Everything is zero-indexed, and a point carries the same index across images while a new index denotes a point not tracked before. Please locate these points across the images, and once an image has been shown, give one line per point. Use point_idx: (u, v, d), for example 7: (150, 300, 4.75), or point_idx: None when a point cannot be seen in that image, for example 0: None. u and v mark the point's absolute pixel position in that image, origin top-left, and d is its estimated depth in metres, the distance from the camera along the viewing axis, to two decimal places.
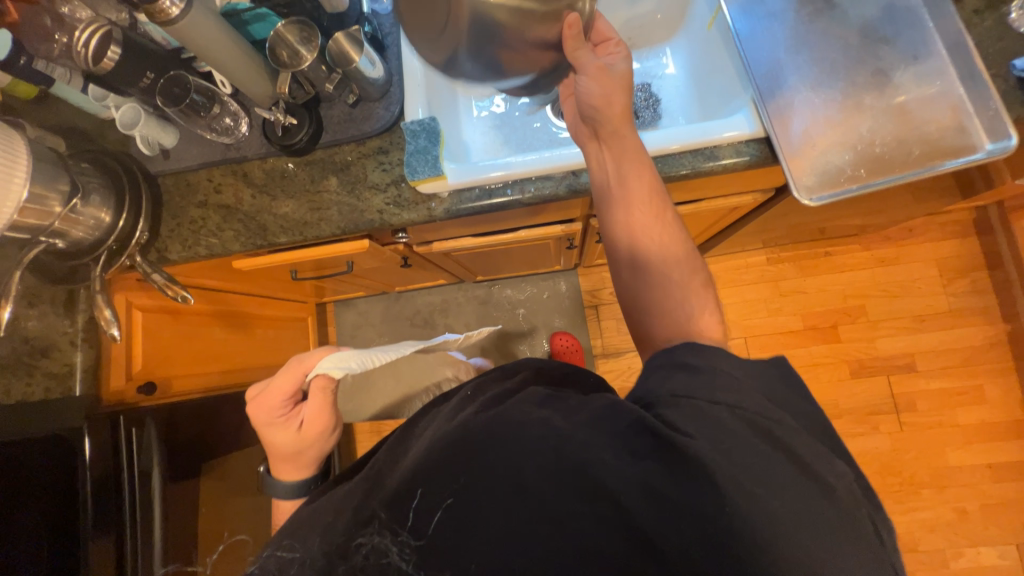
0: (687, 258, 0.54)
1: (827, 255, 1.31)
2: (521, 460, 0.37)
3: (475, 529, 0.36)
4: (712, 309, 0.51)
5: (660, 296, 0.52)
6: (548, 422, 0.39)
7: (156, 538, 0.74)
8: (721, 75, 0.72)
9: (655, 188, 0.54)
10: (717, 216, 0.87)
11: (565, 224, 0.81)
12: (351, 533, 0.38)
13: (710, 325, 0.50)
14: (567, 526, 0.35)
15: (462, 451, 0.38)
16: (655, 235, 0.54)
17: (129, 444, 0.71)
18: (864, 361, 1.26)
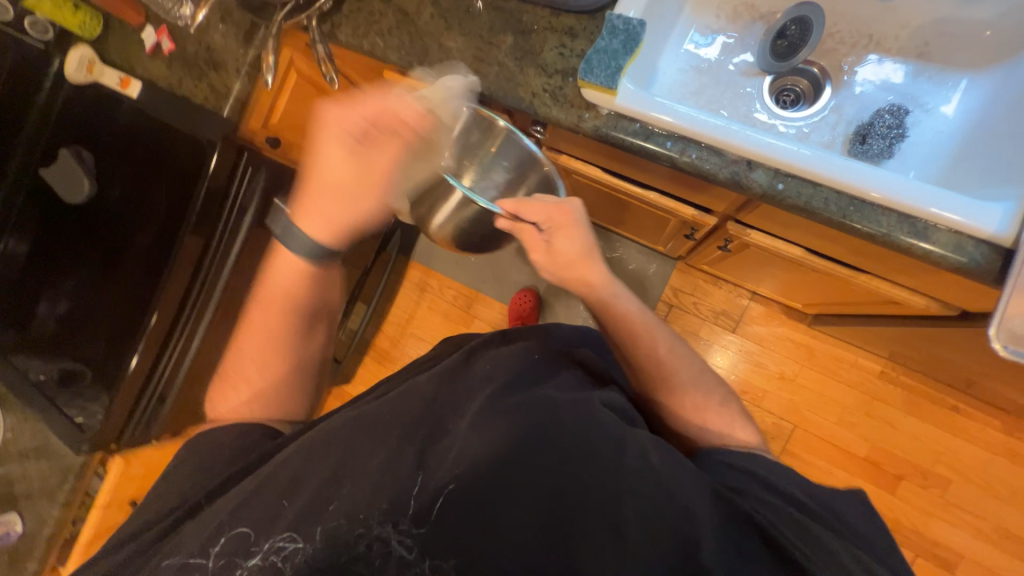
0: (707, 380, 0.62)
1: (952, 410, 1.08)
2: (569, 464, 0.52)
3: (513, 511, 0.50)
4: (743, 426, 0.59)
5: (680, 418, 0.61)
6: (609, 437, 0.54)
7: (226, 269, 0.84)
8: (1013, 147, 0.54)
9: (640, 324, 0.62)
10: (867, 298, 0.73)
11: (697, 212, 0.72)
12: (387, 515, 0.49)
13: (743, 438, 0.58)
14: (630, 538, 0.49)
15: (493, 435, 0.53)
16: (669, 376, 0.61)
17: (240, 176, 0.81)
18: (903, 528, 1.09)
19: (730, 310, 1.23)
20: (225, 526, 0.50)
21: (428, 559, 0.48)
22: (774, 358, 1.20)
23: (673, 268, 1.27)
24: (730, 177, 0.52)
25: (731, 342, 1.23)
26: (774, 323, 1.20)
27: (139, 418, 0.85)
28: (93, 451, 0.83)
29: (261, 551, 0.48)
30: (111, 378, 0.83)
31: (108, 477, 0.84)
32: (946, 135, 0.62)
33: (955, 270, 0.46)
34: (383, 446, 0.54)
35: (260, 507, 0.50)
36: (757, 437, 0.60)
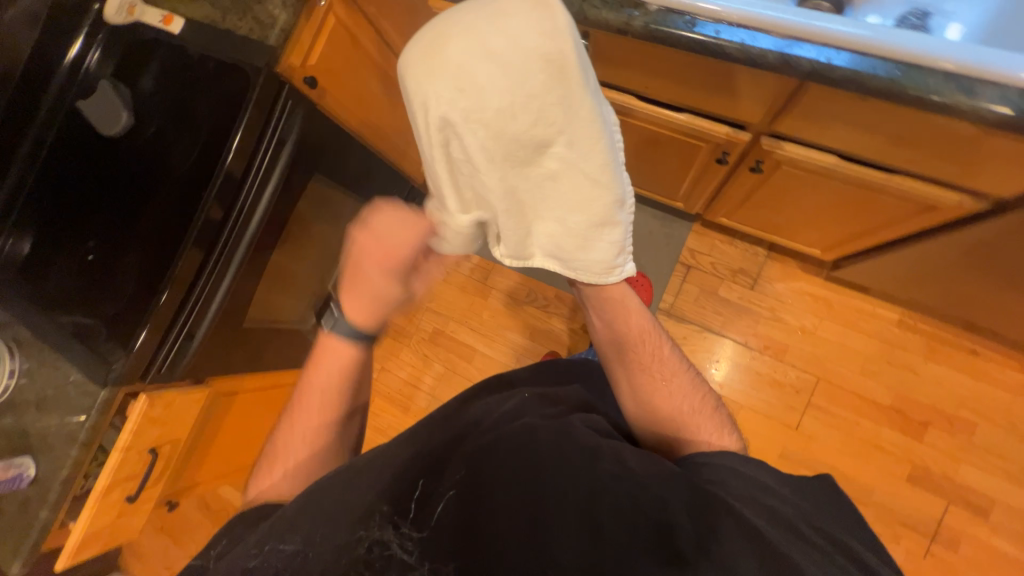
0: (700, 392, 0.65)
1: (970, 354, 1.11)
2: (552, 471, 0.52)
3: (500, 515, 0.49)
4: (728, 432, 0.61)
5: (674, 425, 0.61)
6: (592, 452, 0.54)
7: (262, 202, 0.84)
8: None
9: (642, 331, 0.66)
10: (896, 208, 0.76)
11: (729, 129, 0.75)
12: (357, 529, 0.49)
13: (731, 445, 0.59)
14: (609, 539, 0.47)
15: (473, 451, 0.56)
16: (665, 384, 0.63)
17: (280, 113, 0.84)
18: (932, 474, 1.09)
19: (746, 267, 1.26)
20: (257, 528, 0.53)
21: (428, 562, 0.46)
22: (793, 312, 1.21)
23: (689, 228, 1.29)
24: (778, 59, 0.55)
25: (750, 298, 1.24)
26: (791, 278, 1.23)
27: (167, 352, 0.83)
28: (119, 385, 0.79)
29: (261, 554, 0.49)
30: (134, 311, 0.77)
31: (129, 420, 0.81)
32: None
33: (1001, 124, 0.49)
34: (378, 466, 0.55)
35: (291, 508, 0.53)
36: (741, 444, 0.61)
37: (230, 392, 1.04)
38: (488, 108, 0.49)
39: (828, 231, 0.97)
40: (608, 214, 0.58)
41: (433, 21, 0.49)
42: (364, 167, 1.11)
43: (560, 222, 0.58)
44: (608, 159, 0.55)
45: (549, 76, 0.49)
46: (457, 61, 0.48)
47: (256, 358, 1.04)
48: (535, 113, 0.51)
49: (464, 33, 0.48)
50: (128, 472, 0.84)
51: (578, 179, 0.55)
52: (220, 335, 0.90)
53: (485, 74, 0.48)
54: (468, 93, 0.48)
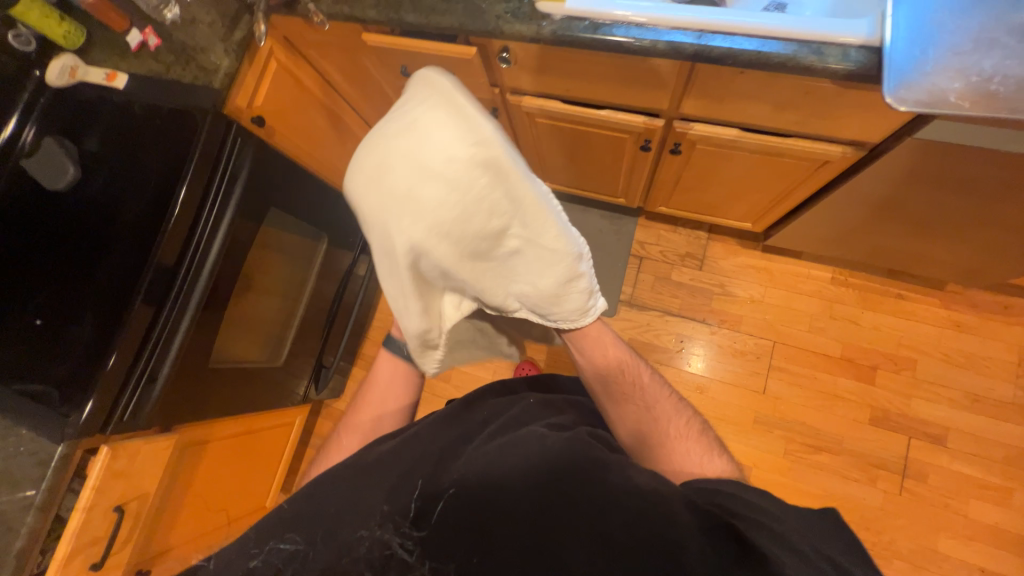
0: (685, 414, 0.67)
1: (898, 298, 1.23)
2: (562, 479, 0.53)
3: (500, 517, 0.51)
4: (717, 456, 0.62)
5: (667, 455, 0.63)
6: (602, 460, 0.55)
7: (219, 233, 0.86)
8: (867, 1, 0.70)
9: (620, 359, 0.70)
10: (798, 169, 0.87)
11: (645, 118, 0.85)
12: (357, 528, 0.53)
13: (726, 467, 0.61)
14: (611, 548, 0.48)
15: (482, 453, 0.58)
16: (652, 413, 0.66)
17: (229, 151, 0.87)
18: (891, 414, 1.17)
19: (693, 251, 1.35)
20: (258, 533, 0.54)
21: (428, 561, 0.50)
22: (741, 285, 1.31)
23: (636, 223, 1.39)
24: (668, 47, 0.65)
25: (701, 278, 1.33)
26: (734, 254, 1.33)
27: (129, 399, 0.80)
28: (79, 439, 0.75)
29: (261, 553, 0.52)
30: (94, 360, 0.77)
31: (90, 476, 0.78)
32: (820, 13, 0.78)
33: (848, 76, 0.59)
34: (389, 467, 0.59)
35: (294, 508, 0.56)
36: (734, 466, 0.62)
37: (200, 441, 1.00)
38: (436, 212, 0.53)
39: (752, 202, 1.08)
40: (571, 271, 0.60)
41: (375, 142, 0.56)
42: (321, 200, 1.15)
43: (531, 291, 0.61)
44: (558, 224, 0.58)
45: (486, 176, 0.53)
46: (399, 189, 0.53)
47: (226, 402, 1.02)
48: (480, 204, 0.54)
49: (398, 163, 0.54)
50: (92, 536, 0.79)
51: (540, 251, 0.58)
52: (186, 377, 0.88)
53: (426, 195, 0.53)
54: (418, 211, 0.54)
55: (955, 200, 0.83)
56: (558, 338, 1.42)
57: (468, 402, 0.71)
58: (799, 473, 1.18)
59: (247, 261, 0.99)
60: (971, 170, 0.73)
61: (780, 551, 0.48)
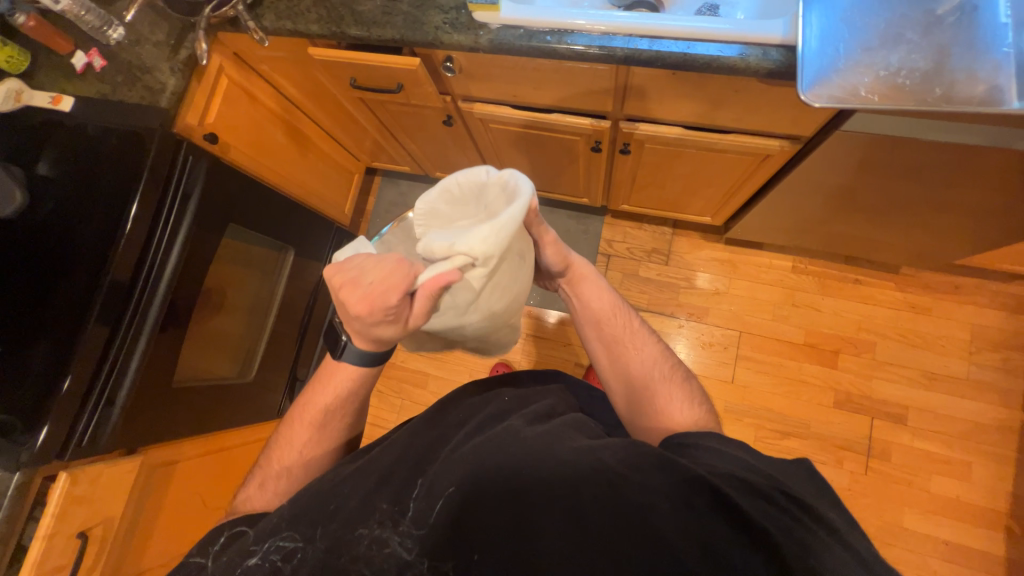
0: (670, 360, 0.67)
1: (855, 283, 1.27)
2: (537, 464, 0.50)
3: (487, 505, 0.49)
4: (697, 404, 0.62)
5: (649, 403, 0.62)
6: (583, 445, 0.52)
7: (176, 243, 0.86)
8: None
9: (612, 303, 0.69)
10: (744, 163, 0.91)
11: (593, 120, 0.88)
12: (354, 526, 0.51)
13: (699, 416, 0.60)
14: (598, 529, 0.46)
15: (467, 442, 0.55)
16: (635, 362, 0.65)
17: (183, 167, 0.87)
18: (854, 396, 1.21)
19: (659, 246, 1.38)
20: (230, 526, 0.57)
21: (429, 559, 0.48)
22: (706, 277, 1.34)
23: (602, 221, 1.41)
24: (599, 50, 0.67)
25: (667, 272, 1.36)
26: (698, 248, 1.36)
27: (86, 424, 0.80)
28: (34, 465, 0.75)
29: (260, 550, 0.51)
30: (48, 384, 0.76)
31: (48, 504, 0.78)
32: (753, 9, 0.80)
33: (770, 74, 0.63)
34: (375, 461, 0.56)
35: (278, 512, 0.54)
36: (712, 417, 0.61)
37: (168, 462, 1.00)
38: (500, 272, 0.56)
39: (708, 197, 1.12)
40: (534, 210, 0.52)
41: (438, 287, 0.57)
42: (285, 214, 1.15)
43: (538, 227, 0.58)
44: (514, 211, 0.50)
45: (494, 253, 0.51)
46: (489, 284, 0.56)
47: (196, 418, 1.02)
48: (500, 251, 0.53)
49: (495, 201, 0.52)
50: (55, 565, 0.78)
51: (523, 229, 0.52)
52: (148, 395, 0.87)
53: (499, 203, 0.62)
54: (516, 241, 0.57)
55: (897, 188, 0.87)
56: (532, 339, 1.44)
57: (444, 401, 0.67)
58: None
59: (211, 274, 0.99)
60: (928, 157, 0.76)
61: (775, 511, 0.46)
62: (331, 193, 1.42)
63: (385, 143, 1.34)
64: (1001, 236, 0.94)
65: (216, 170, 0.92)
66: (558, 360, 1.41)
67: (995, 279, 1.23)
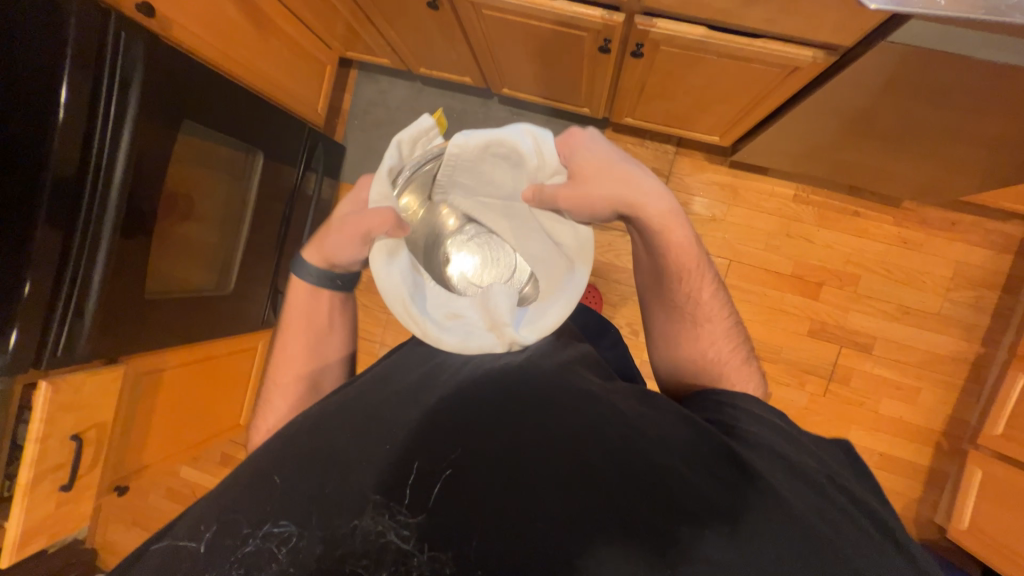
0: (728, 318, 0.64)
1: (853, 215, 1.24)
2: (566, 424, 0.45)
3: (512, 476, 0.42)
4: (756, 383, 0.61)
5: (698, 363, 0.63)
6: (602, 399, 0.49)
7: (123, 142, 0.76)
8: None
9: (686, 249, 0.60)
10: (766, 77, 0.82)
11: (604, 13, 0.76)
12: (346, 516, 0.40)
13: (755, 383, 0.60)
14: (637, 500, 0.42)
15: (466, 401, 0.47)
16: (693, 319, 0.63)
17: (115, 47, 0.73)
18: (828, 325, 1.26)
19: (660, 166, 1.29)
20: None
21: (431, 549, 0.39)
22: (704, 203, 1.28)
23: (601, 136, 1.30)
24: None
25: None
26: (700, 170, 1.28)
27: (58, 335, 0.78)
28: (10, 376, 0.74)
29: (253, 538, 0.40)
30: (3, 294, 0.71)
31: (36, 410, 0.79)
32: None
33: None
34: (357, 420, 0.47)
35: (244, 488, 0.43)
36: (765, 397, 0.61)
37: (153, 371, 1.01)
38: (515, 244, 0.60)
39: (720, 114, 1.02)
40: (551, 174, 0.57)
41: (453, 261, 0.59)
42: (250, 110, 1.02)
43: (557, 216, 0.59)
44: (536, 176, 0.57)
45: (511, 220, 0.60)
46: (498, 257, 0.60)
47: (176, 329, 1.00)
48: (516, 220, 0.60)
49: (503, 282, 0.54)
50: (54, 462, 0.83)
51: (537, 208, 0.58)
52: (119, 310, 0.84)
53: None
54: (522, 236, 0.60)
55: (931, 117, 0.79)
56: None
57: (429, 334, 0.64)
58: None
59: (168, 178, 0.89)
60: (981, 90, 0.68)
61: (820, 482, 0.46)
62: (300, 87, 1.26)
63: (359, 28, 1.16)
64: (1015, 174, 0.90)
65: (164, 54, 0.79)
66: None
67: (993, 218, 1.21)
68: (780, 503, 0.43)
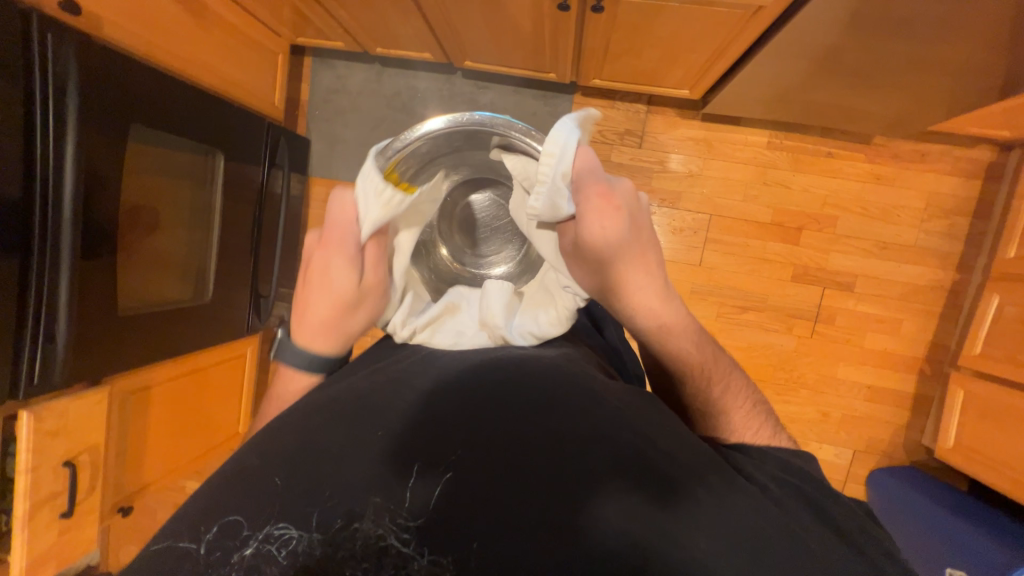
0: (734, 374, 0.59)
1: (827, 157, 1.25)
2: (562, 414, 0.44)
3: (507, 475, 0.41)
4: (772, 431, 0.55)
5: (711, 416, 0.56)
6: (598, 390, 0.48)
7: (69, 151, 0.71)
8: None
9: (668, 298, 0.55)
10: (730, 21, 0.81)
11: None
12: (346, 521, 0.38)
13: (774, 440, 0.54)
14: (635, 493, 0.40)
15: (462, 400, 0.44)
16: (700, 373, 0.57)
17: (44, 50, 0.68)
18: (810, 269, 1.28)
19: (632, 127, 1.28)
20: None
21: (428, 553, 0.38)
22: (680, 159, 1.28)
23: (570, 101, 1.28)
24: None
25: (640, 156, 1.28)
26: (673, 126, 1.27)
27: (32, 363, 0.75)
28: None
29: (256, 538, 0.38)
30: None
31: (20, 440, 0.77)
32: None
33: None
34: (347, 420, 0.44)
35: (239, 488, 0.41)
36: (781, 437, 0.56)
37: (140, 388, 0.98)
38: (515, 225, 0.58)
39: (688, 65, 1.00)
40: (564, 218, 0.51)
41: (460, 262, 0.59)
42: (204, 108, 0.97)
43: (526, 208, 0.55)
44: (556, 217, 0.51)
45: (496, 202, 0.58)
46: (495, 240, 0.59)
47: (158, 344, 0.97)
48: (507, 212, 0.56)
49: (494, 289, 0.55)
50: (50, 490, 0.81)
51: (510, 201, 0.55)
52: (91, 329, 0.81)
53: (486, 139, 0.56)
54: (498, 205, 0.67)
55: (894, 44, 0.77)
56: None
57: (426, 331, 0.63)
58: (729, 332, 1.31)
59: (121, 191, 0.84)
60: (942, 13, 0.68)
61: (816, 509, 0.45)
62: (253, 81, 1.21)
63: (307, 10, 1.10)
64: (981, 96, 0.91)
65: (99, 52, 0.74)
66: None
67: (961, 145, 1.23)
68: (772, 517, 0.41)
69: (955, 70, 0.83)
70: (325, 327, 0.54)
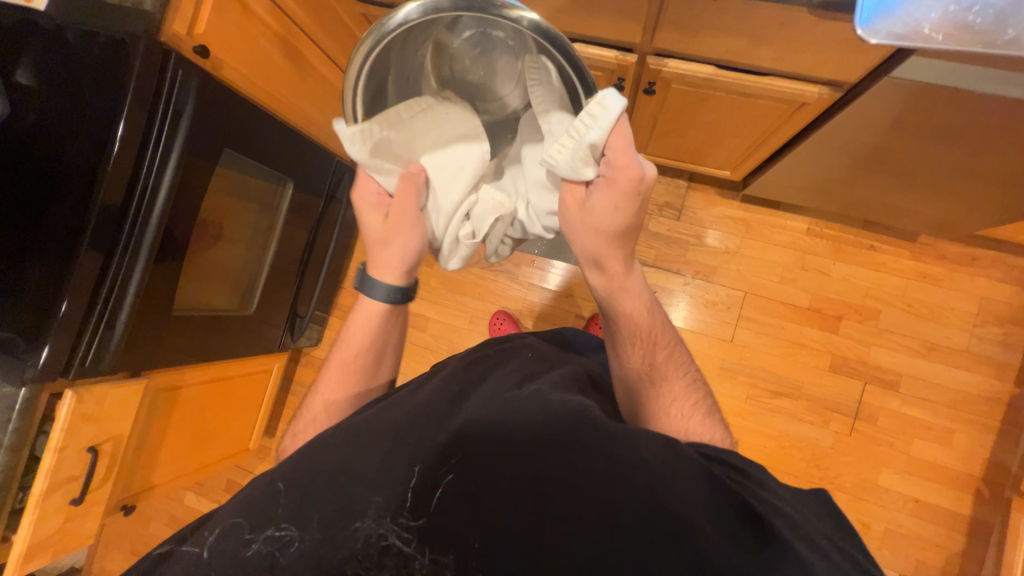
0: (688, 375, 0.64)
1: (869, 250, 1.24)
2: (566, 448, 0.46)
3: (505, 498, 0.45)
4: (715, 430, 0.60)
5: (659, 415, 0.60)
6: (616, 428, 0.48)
7: (170, 169, 0.81)
8: None
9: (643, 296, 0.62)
10: (776, 113, 0.86)
11: (619, 54, 0.82)
12: (351, 519, 0.46)
13: (713, 438, 0.59)
14: (624, 531, 0.43)
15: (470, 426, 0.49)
16: (655, 373, 0.62)
17: (172, 85, 0.80)
18: (850, 361, 1.23)
19: (672, 201, 1.32)
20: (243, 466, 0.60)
21: (428, 553, 0.44)
22: (716, 236, 1.30)
23: None
24: None
25: (677, 228, 1.32)
26: (712, 204, 1.31)
27: (89, 346, 0.80)
28: (39, 383, 0.76)
29: (257, 539, 0.46)
30: (40, 312, 0.74)
31: (57, 420, 0.80)
32: None
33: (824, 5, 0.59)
34: (375, 437, 0.51)
35: (261, 489, 0.49)
36: (723, 437, 0.60)
37: (173, 388, 1.03)
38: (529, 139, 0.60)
39: (731, 149, 1.06)
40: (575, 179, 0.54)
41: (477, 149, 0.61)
42: (285, 142, 1.09)
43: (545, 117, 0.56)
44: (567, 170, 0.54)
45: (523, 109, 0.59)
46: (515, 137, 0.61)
47: (200, 347, 1.03)
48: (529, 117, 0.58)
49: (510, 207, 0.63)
50: (68, 474, 0.83)
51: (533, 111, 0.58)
52: (146, 322, 0.87)
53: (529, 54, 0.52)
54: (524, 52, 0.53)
55: (940, 149, 0.80)
56: (536, 291, 1.42)
57: (466, 353, 0.67)
58: (759, 416, 1.24)
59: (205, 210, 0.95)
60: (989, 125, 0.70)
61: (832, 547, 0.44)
62: (331, 124, 1.35)
63: None
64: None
65: (215, 89, 0.86)
66: (560, 313, 1.41)
67: (1013, 254, 1.19)
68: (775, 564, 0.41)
69: (1004, 180, 0.84)
70: (391, 258, 0.65)
